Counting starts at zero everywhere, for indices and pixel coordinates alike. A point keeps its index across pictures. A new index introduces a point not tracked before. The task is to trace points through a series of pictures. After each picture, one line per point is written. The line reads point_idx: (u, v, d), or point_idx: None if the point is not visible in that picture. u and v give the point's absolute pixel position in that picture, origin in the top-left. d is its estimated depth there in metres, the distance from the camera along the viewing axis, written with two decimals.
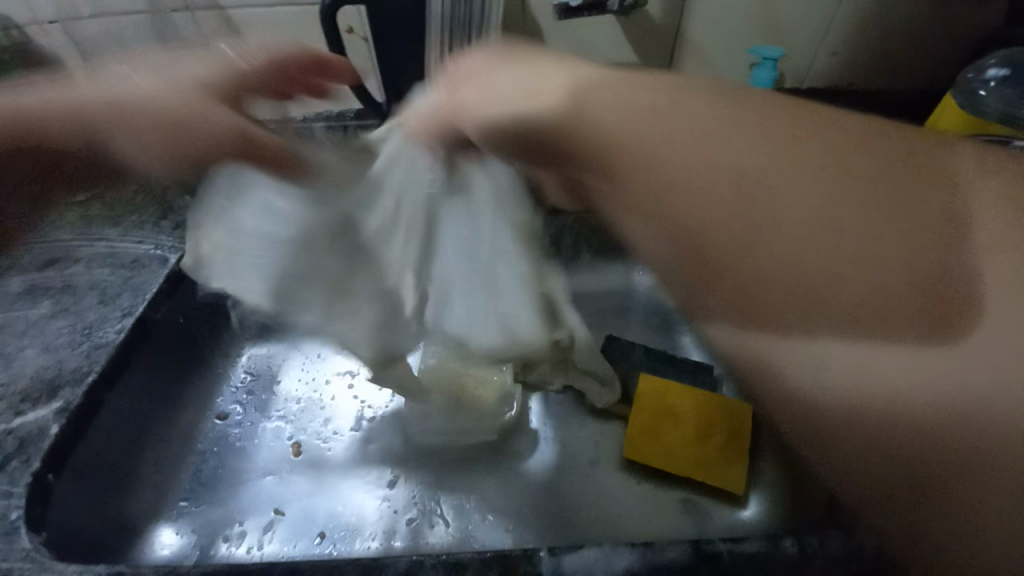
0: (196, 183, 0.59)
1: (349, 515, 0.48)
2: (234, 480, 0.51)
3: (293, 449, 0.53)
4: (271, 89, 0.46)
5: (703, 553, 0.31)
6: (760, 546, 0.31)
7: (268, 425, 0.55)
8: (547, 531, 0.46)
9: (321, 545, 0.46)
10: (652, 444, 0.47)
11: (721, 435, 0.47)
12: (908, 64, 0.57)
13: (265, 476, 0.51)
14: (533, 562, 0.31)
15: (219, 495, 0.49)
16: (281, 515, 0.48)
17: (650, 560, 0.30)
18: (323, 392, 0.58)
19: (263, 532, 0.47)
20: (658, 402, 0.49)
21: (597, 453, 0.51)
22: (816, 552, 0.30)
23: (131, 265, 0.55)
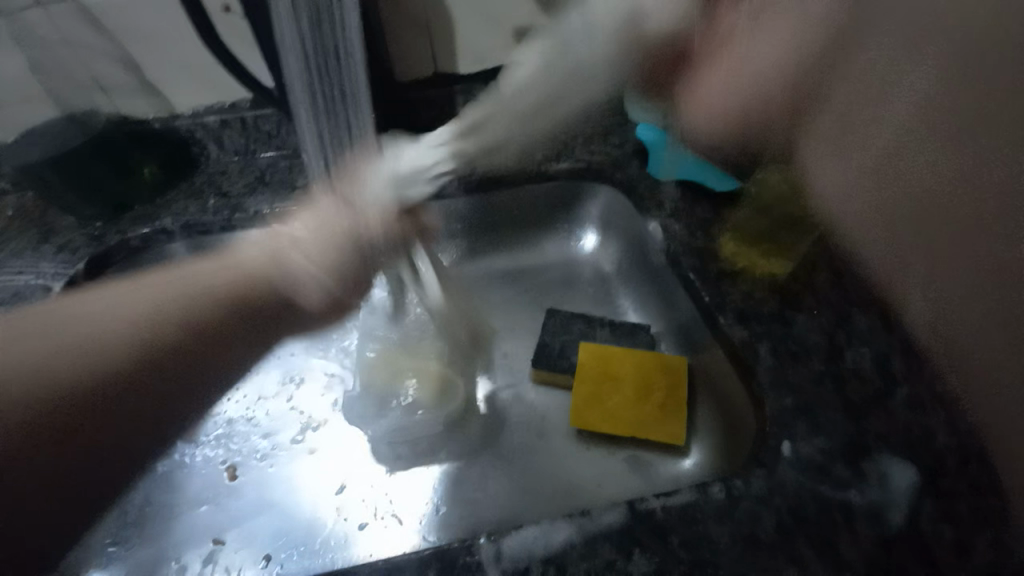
0: (77, 198, 0.52)
1: (297, 531, 0.46)
2: (166, 515, 0.47)
3: (228, 473, 0.50)
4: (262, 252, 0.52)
5: (637, 512, 0.32)
6: (689, 496, 0.33)
7: (197, 452, 0.51)
8: (502, 506, 0.47)
9: (269, 567, 0.44)
10: (596, 409, 0.48)
11: (662, 391, 0.48)
12: None
13: (200, 506, 0.48)
14: (471, 553, 0.30)
15: (149, 534, 0.46)
16: (222, 543, 0.45)
17: (588, 529, 0.31)
18: (256, 408, 0.54)
19: (205, 564, 0.44)
20: (600, 369, 0.49)
21: (545, 423, 0.51)
22: (742, 493, 0.34)
23: (11, 299, 0.49)
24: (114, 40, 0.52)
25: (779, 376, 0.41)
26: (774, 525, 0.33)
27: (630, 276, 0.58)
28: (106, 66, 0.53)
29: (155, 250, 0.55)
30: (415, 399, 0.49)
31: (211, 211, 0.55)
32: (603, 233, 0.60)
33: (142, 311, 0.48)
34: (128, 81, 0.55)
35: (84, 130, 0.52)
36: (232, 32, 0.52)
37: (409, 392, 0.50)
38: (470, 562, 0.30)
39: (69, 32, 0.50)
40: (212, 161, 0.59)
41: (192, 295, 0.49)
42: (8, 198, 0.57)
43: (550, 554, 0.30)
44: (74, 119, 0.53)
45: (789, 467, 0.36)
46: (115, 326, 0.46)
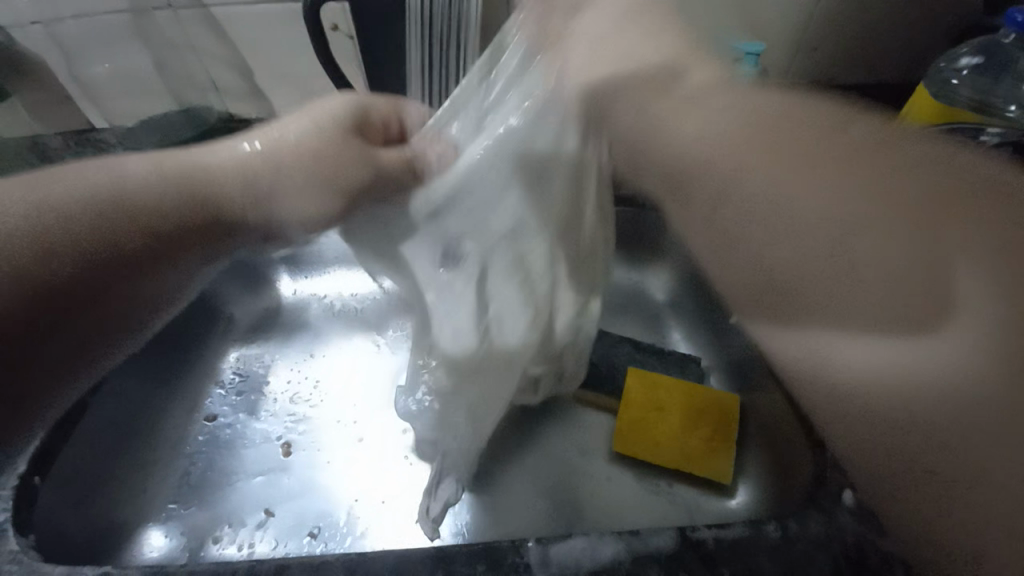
0: None
1: (339, 513, 0.48)
2: (224, 480, 0.50)
3: (282, 450, 0.53)
4: (247, 158, 0.38)
5: (689, 540, 0.31)
6: (742, 531, 0.32)
7: (257, 426, 0.54)
8: (522, 521, 0.47)
9: (312, 544, 0.46)
10: (640, 437, 0.48)
11: (710, 428, 0.47)
12: (888, 56, 0.58)
13: (254, 477, 0.51)
14: (519, 554, 0.31)
15: (207, 498, 0.49)
16: (271, 514, 0.48)
17: (637, 548, 0.31)
18: (314, 390, 0.57)
19: (255, 530, 0.47)
20: (646, 395, 0.49)
21: (586, 443, 0.51)
22: (798, 536, 0.31)
23: None
24: (229, 47, 0.57)
25: None
26: (829, 574, 0.30)
27: (685, 312, 0.59)
28: (221, 70, 0.59)
29: None
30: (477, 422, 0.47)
31: None
32: (659, 262, 0.61)
33: (112, 182, 0.35)
34: (239, 85, 0.60)
35: (195, 124, 0.57)
36: (336, 49, 0.57)
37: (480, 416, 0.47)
38: (517, 564, 0.31)
39: (192, 37, 0.56)
40: None
41: (117, 212, 0.35)
42: None
43: (596, 568, 0.30)
44: (189, 115, 0.58)
45: (849, 517, 0.33)
46: (145, 183, 0.36)
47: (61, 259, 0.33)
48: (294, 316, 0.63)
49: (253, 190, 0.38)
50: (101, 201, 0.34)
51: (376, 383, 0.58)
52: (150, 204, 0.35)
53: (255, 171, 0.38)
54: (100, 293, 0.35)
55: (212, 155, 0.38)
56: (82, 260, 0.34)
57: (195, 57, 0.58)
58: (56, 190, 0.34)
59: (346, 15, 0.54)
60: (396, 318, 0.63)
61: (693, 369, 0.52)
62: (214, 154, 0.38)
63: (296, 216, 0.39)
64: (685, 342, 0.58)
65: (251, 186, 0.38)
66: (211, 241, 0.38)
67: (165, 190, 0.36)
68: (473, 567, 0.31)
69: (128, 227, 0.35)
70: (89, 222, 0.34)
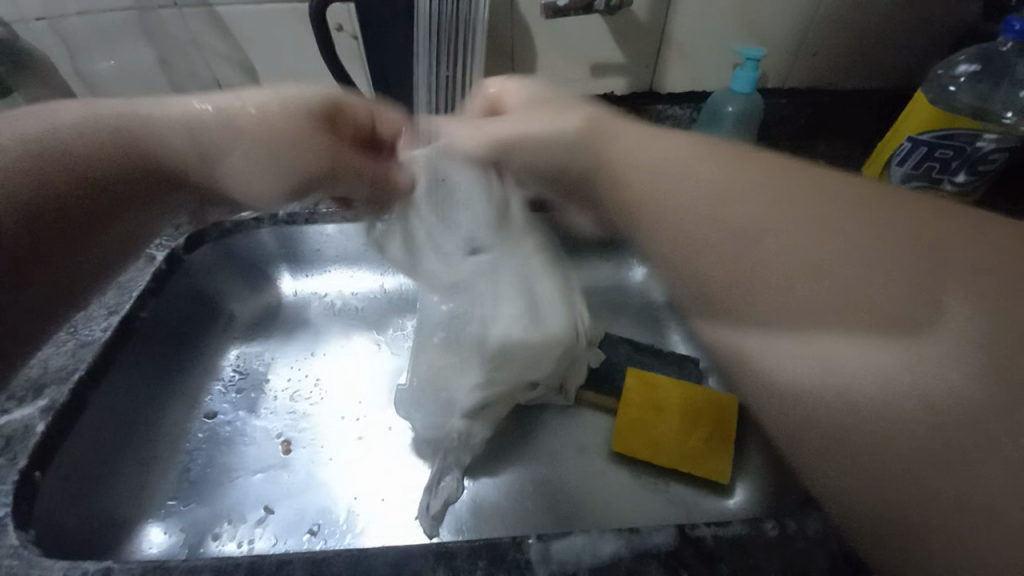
0: None
1: (339, 511, 0.48)
2: (223, 477, 0.50)
3: (282, 447, 0.53)
4: (196, 116, 0.44)
5: (688, 537, 0.32)
6: (741, 529, 0.32)
7: (257, 423, 0.54)
8: (521, 520, 0.47)
9: (312, 541, 0.46)
10: (640, 437, 0.48)
11: (708, 428, 0.48)
12: (887, 62, 0.59)
13: (254, 474, 0.51)
14: (520, 549, 0.31)
15: (207, 495, 0.49)
16: (271, 512, 0.48)
17: (637, 544, 0.31)
18: (313, 388, 0.57)
19: (255, 527, 0.47)
20: (646, 396, 0.49)
21: (585, 442, 0.52)
22: (798, 535, 0.32)
23: None
24: (233, 46, 0.58)
25: None
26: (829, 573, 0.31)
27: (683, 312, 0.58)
28: (225, 67, 0.59)
29: (243, 234, 0.60)
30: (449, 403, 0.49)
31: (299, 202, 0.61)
32: None
33: (94, 133, 0.42)
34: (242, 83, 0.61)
35: None
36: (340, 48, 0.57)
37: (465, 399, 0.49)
38: (518, 559, 0.31)
39: (196, 34, 0.57)
40: None
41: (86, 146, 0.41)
42: None
43: (596, 564, 0.31)
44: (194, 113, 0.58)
45: None
46: (80, 143, 0.41)
47: (37, 191, 0.39)
48: (295, 314, 0.63)
49: (199, 147, 0.43)
50: (55, 152, 0.40)
51: (375, 381, 0.58)
52: (88, 162, 0.41)
53: (205, 145, 0.44)
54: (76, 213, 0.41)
55: (159, 114, 0.44)
56: (64, 194, 0.40)
57: (199, 55, 0.58)
58: (29, 134, 0.40)
59: (351, 15, 0.55)
60: (396, 317, 0.63)
61: (692, 370, 0.53)
62: (163, 114, 0.44)
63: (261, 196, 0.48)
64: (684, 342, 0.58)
65: (202, 153, 0.44)
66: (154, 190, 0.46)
67: (106, 150, 0.42)
68: (475, 563, 0.31)
69: (81, 167, 0.41)
70: (54, 154, 0.40)
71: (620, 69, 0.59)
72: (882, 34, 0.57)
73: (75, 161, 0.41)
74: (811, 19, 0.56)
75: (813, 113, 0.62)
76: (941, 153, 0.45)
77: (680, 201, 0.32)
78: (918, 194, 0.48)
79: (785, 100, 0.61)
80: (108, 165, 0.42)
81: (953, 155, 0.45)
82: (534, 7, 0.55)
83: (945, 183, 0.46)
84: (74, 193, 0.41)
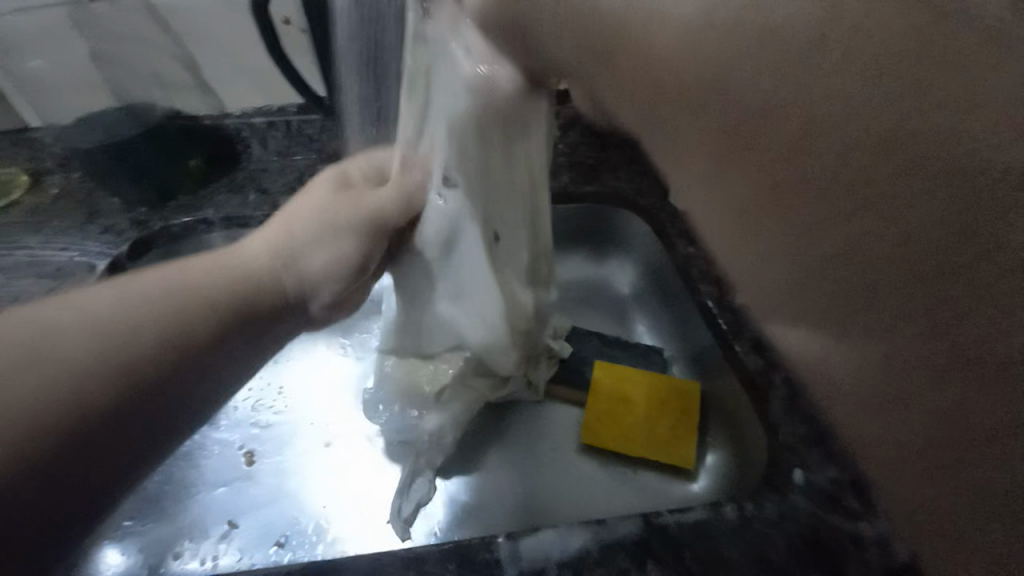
0: (124, 185, 0.54)
1: (308, 521, 0.47)
2: (184, 494, 0.48)
3: (245, 459, 0.51)
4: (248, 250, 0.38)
5: (652, 524, 0.32)
6: (702, 513, 0.33)
7: (218, 435, 0.52)
8: (493, 518, 0.47)
9: (280, 553, 0.45)
10: (607, 427, 0.49)
11: (673, 416, 0.49)
12: None
13: (216, 488, 0.49)
14: (490, 549, 0.31)
15: (166, 512, 0.47)
16: (235, 526, 0.47)
17: (603, 536, 0.32)
18: (276, 397, 0.56)
19: (219, 543, 0.46)
20: (613, 387, 0.50)
21: (555, 436, 0.52)
22: (754, 515, 0.33)
23: (55, 274, 0.51)
24: (178, 42, 0.57)
25: (795, 407, 0.39)
26: (783, 550, 0.32)
27: (648, 304, 0.59)
28: (169, 64, 0.57)
29: (191, 241, 0.55)
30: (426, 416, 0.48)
31: (251, 207, 0.56)
32: (623, 256, 0.61)
33: (145, 299, 0.32)
34: (186, 80, 0.58)
35: (135, 120, 0.53)
36: (289, 42, 0.55)
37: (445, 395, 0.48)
38: (488, 559, 0.31)
39: (137, 29, 0.54)
40: (253, 159, 0.60)
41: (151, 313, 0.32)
42: (55, 176, 0.59)
43: (566, 558, 0.31)
44: (130, 111, 0.53)
45: (799, 495, 0.35)
46: (162, 291, 0.33)
47: (115, 396, 0.29)
48: None
49: (282, 264, 0.38)
50: (145, 324, 0.31)
51: (341, 386, 0.57)
52: (183, 322, 0.33)
53: (281, 248, 0.38)
54: (171, 389, 0.32)
55: (248, 249, 0.38)
56: (138, 387, 0.30)
57: (138, 50, 0.55)
58: (131, 307, 0.32)
59: (298, 7, 0.53)
60: (362, 319, 0.62)
61: (656, 360, 0.54)
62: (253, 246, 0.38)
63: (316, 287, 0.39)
64: (650, 333, 0.59)
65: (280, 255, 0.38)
66: (262, 324, 0.37)
67: (224, 285, 0.35)
68: (445, 566, 0.31)
69: (183, 327, 0.33)
70: (117, 336, 0.30)
71: None
72: None
73: (132, 338, 0.31)
74: None
75: None
76: None
77: (672, 43, 0.20)
78: None
79: None
80: (225, 294, 0.35)
81: None
82: None
83: None
84: (192, 335, 0.33)
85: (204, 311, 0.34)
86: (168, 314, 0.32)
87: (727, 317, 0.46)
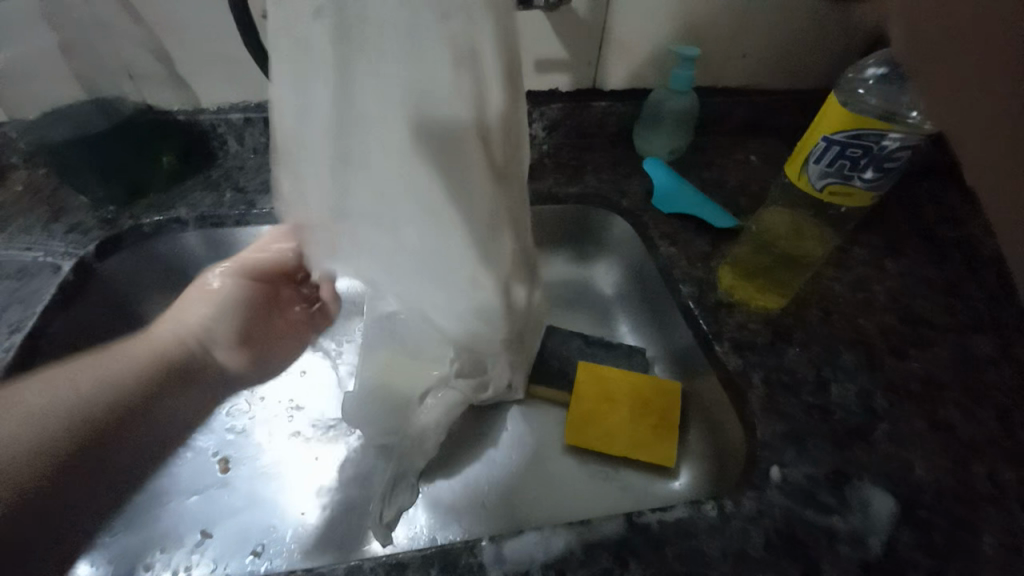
0: (92, 182, 0.52)
1: (286, 528, 0.46)
2: (154, 503, 0.47)
3: (220, 466, 0.50)
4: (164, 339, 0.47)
5: (635, 524, 0.32)
6: (684, 512, 0.33)
7: (191, 442, 0.51)
8: (475, 521, 0.47)
9: (256, 563, 0.44)
10: (590, 428, 0.49)
11: (655, 415, 0.49)
12: (809, 61, 0.63)
13: (190, 496, 0.47)
14: (472, 554, 0.31)
15: (136, 522, 0.45)
16: (209, 535, 0.45)
17: (587, 537, 0.32)
18: (251, 403, 0.54)
19: (192, 553, 0.44)
20: (596, 388, 0.50)
21: (538, 438, 0.52)
22: (734, 513, 0.33)
23: (17, 274, 0.48)
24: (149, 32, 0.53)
25: (774, 405, 0.40)
26: (762, 545, 0.32)
27: (632, 305, 0.59)
28: (139, 55, 0.54)
29: (165, 239, 0.54)
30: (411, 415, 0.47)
31: (226, 205, 0.55)
32: (604, 257, 0.62)
33: (109, 375, 0.42)
34: (158, 72, 0.56)
35: (108, 114, 0.52)
36: (269, 36, 0.54)
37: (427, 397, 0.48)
38: (471, 564, 0.30)
39: (104, 19, 0.51)
40: (229, 156, 0.61)
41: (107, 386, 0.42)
42: (20, 172, 0.58)
43: (549, 560, 0.31)
44: (101, 105, 0.53)
45: (778, 491, 0.35)
46: (64, 399, 0.39)
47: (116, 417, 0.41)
48: None
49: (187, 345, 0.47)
50: (73, 413, 0.39)
51: (320, 387, 0.56)
52: (116, 388, 0.42)
53: (188, 337, 0.47)
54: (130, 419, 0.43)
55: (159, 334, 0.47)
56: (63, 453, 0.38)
57: (108, 42, 0.53)
58: (59, 400, 0.39)
59: None
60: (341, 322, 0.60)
61: (639, 361, 0.54)
62: (162, 332, 0.47)
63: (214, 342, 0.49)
64: (633, 334, 0.59)
65: (188, 342, 0.47)
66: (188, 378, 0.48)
67: (148, 361, 0.45)
68: (426, 571, 0.30)
69: (102, 396, 0.41)
70: (112, 391, 0.42)
71: (562, 64, 0.59)
72: (804, 33, 0.60)
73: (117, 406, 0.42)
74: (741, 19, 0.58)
75: (745, 113, 0.65)
76: (854, 151, 0.46)
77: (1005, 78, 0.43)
78: (832, 191, 0.49)
79: (718, 97, 0.63)
80: (106, 408, 0.41)
81: (863, 154, 0.45)
82: None
83: (857, 180, 0.47)
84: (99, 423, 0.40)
85: (116, 389, 0.42)
86: (115, 374, 0.43)
87: (707, 317, 0.46)
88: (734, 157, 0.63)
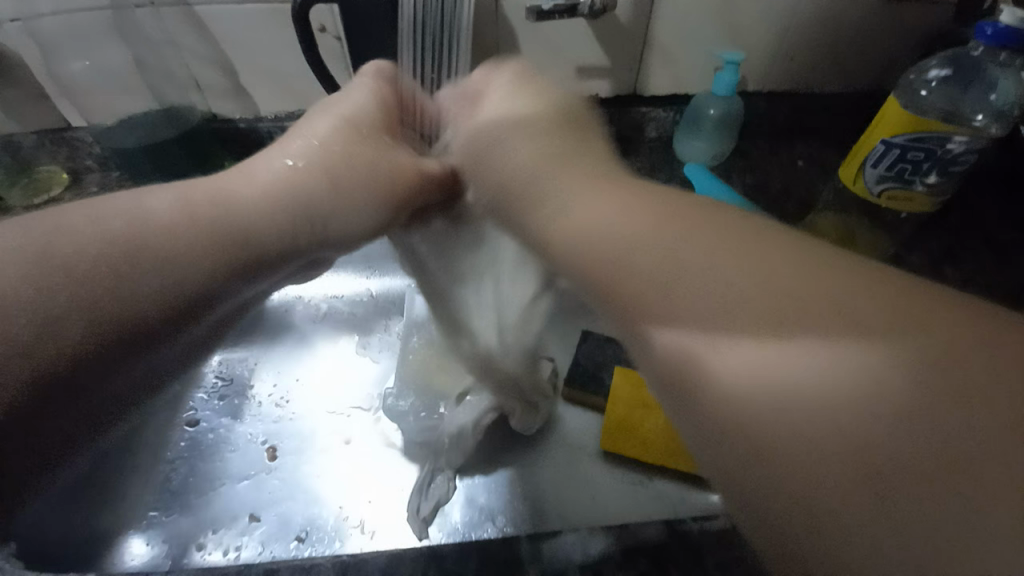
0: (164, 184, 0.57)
1: (329, 517, 0.48)
2: (206, 487, 0.49)
3: (268, 454, 0.52)
4: (300, 162, 0.34)
5: (676, 532, 0.32)
6: (726, 522, 0.33)
7: (241, 430, 0.54)
8: (510, 520, 0.47)
9: (299, 549, 0.46)
10: (626, 433, 0.49)
11: None
12: (862, 64, 0.61)
13: (240, 481, 0.50)
14: (512, 550, 0.31)
15: (191, 504, 0.48)
16: (257, 519, 0.48)
17: (624, 541, 0.32)
18: (294, 397, 0.56)
19: (240, 535, 0.47)
20: (633, 392, 0.50)
21: (572, 442, 0.52)
22: None
23: None
24: (211, 44, 0.56)
25: None
26: None
27: None
28: (204, 68, 0.58)
29: None
30: (451, 425, 0.49)
31: None
32: None
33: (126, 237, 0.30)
34: (222, 84, 0.60)
35: (175, 122, 0.57)
36: (322, 49, 0.57)
37: (467, 407, 0.49)
38: (510, 559, 0.31)
39: (173, 34, 0.56)
40: None
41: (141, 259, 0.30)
42: (94, 175, 0.61)
43: (586, 562, 0.31)
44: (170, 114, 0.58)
45: None
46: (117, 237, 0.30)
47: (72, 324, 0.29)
48: (279, 318, 0.62)
49: (298, 223, 0.33)
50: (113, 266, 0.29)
51: (361, 388, 0.57)
52: (161, 261, 0.30)
53: (298, 180, 0.34)
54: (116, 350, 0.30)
55: (256, 169, 0.34)
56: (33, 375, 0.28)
57: (176, 55, 0.57)
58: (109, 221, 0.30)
59: (333, 16, 0.54)
60: (382, 321, 0.63)
61: None
62: (260, 168, 0.34)
63: (356, 230, 0.36)
64: None
65: (291, 197, 0.33)
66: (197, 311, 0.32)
67: (198, 237, 0.31)
68: (466, 564, 0.31)
69: (157, 269, 0.30)
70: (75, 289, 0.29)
71: (600, 71, 0.59)
72: (856, 36, 0.58)
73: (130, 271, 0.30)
74: (786, 22, 0.57)
75: (789, 113, 0.63)
76: (914, 154, 0.45)
77: None
78: (892, 195, 0.48)
79: (762, 103, 0.62)
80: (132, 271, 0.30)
81: (925, 157, 0.45)
82: (516, 9, 0.55)
83: (920, 183, 0.46)
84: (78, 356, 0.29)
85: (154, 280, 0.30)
86: (180, 249, 0.31)
87: None
88: (778, 162, 0.62)
